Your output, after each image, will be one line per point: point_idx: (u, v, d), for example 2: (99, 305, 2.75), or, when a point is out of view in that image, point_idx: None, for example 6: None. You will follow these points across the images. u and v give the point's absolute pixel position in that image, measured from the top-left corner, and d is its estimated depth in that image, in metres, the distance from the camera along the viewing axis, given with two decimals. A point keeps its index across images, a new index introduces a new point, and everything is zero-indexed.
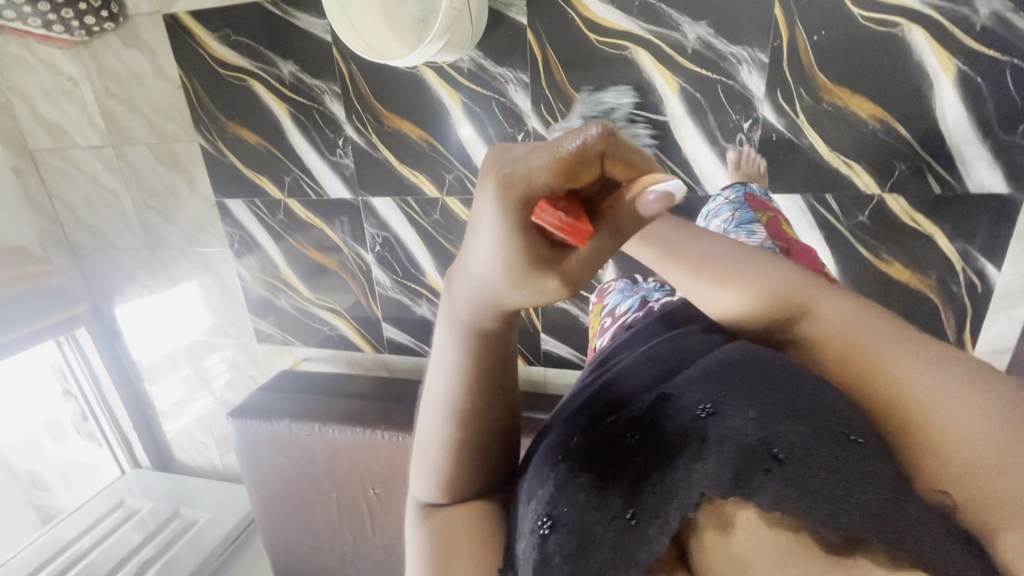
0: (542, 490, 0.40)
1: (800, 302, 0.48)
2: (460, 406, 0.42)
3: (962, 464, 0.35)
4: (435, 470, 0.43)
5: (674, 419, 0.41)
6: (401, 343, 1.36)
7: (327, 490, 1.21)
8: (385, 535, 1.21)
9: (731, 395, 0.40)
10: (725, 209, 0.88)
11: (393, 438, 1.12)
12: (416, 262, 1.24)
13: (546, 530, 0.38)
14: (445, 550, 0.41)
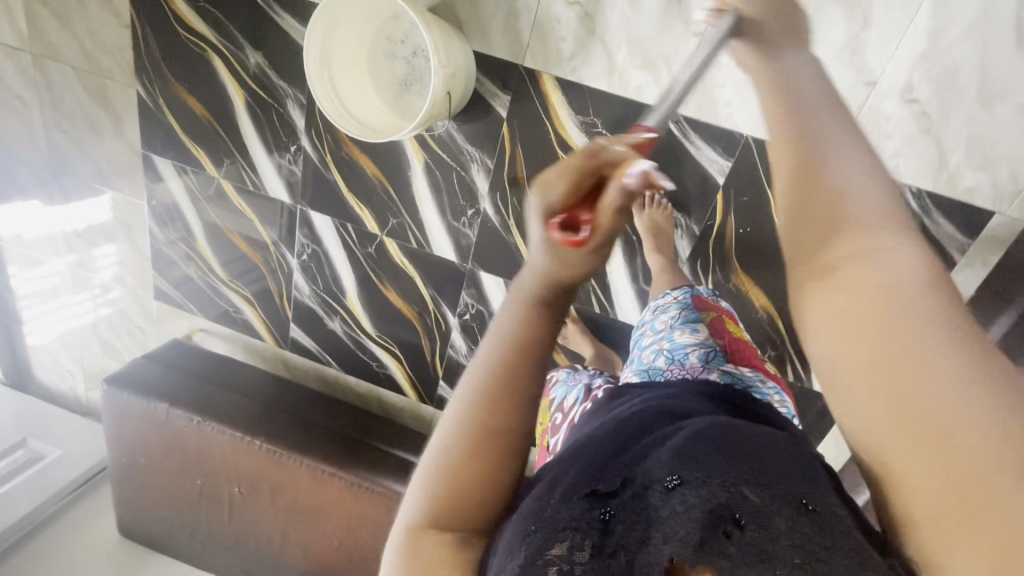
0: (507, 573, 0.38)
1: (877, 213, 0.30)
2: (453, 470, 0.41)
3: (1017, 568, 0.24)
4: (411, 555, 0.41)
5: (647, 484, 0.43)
6: (304, 346, 1.38)
7: (192, 475, 1.23)
8: (239, 528, 1.26)
9: (695, 460, 0.42)
10: (670, 309, 0.88)
11: (269, 450, 1.16)
12: (339, 282, 1.27)
13: None
14: None
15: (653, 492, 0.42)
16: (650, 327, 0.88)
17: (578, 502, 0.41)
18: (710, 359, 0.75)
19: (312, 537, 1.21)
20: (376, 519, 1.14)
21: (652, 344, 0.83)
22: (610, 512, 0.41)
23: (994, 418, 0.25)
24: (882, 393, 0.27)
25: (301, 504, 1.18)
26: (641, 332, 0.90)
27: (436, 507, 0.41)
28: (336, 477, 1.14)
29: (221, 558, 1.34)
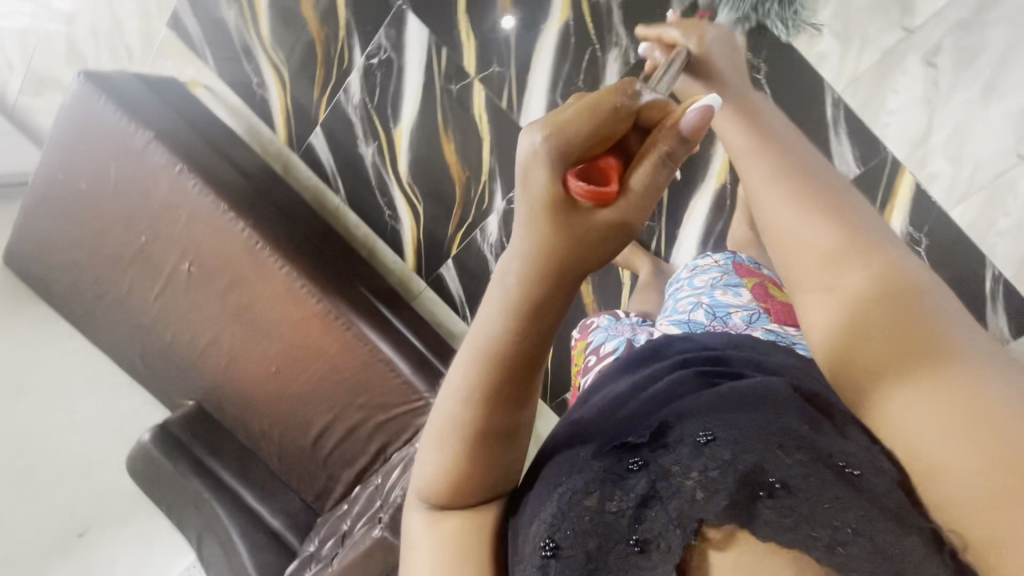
0: (538, 519, 0.35)
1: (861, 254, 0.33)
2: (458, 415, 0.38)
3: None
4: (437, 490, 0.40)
5: (661, 438, 0.34)
6: (318, 159, 1.21)
7: (136, 230, 1.03)
8: (165, 309, 1.08)
9: (734, 417, 0.32)
10: (710, 269, 0.75)
11: (249, 239, 0.99)
12: (397, 105, 1.11)
13: (547, 554, 0.33)
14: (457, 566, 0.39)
15: (673, 448, 0.32)
16: (687, 284, 0.76)
17: (610, 457, 0.34)
18: (754, 321, 0.64)
19: (248, 353, 1.06)
20: (334, 361, 1.02)
21: (689, 296, 0.72)
22: (640, 463, 0.33)
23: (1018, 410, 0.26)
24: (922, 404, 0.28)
25: (256, 312, 1.02)
26: (675, 289, 0.78)
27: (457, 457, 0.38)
28: (312, 299, 1.00)
29: (120, 338, 1.14)
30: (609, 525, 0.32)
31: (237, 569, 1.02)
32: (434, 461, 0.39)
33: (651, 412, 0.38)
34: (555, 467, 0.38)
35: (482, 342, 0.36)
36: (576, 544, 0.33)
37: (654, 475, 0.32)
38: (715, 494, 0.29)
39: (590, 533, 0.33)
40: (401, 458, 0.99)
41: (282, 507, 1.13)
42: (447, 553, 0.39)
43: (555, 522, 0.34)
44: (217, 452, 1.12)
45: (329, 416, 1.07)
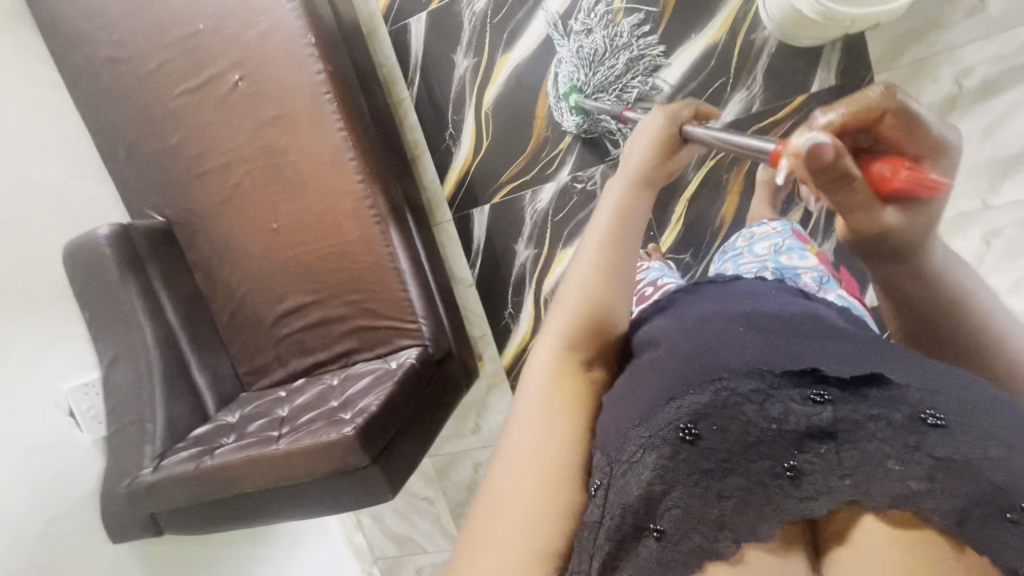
0: (689, 408, 0.35)
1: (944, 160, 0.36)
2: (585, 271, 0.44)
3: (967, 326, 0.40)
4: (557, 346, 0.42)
5: (843, 383, 0.34)
6: (407, 43, 1.12)
7: (198, 13, 0.90)
8: (186, 109, 0.95)
9: (946, 401, 0.32)
10: (769, 238, 0.79)
11: (318, 84, 0.89)
12: (515, 34, 1.06)
13: (686, 438, 0.34)
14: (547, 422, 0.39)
15: (862, 398, 0.33)
16: (746, 251, 0.79)
17: (791, 385, 0.34)
18: (825, 283, 0.67)
19: (257, 196, 0.97)
20: (346, 248, 0.95)
21: (753, 260, 0.74)
22: (823, 397, 0.34)
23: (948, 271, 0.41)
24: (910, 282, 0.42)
25: (289, 159, 0.93)
26: (731, 256, 0.82)
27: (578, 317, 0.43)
28: (355, 175, 0.91)
29: (119, 116, 0.99)
30: (760, 441, 0.33)
31: (143, 409, 0.91)
32: (563, 318, 0.43)
33: (790, 335, 0.38)
34: (685, 360, 0.38)
35: (611, 207, 0.46)
36: (717, 446, 0.34)
37: (832, 418, 0.33)
38: (912, 473, 0.30)
39: (734, 439, 0.33)
40: (371, 369, 0.94)
41: (211, 366, 1.03)
42: (544, 409, 0.39)
43: (705, 415, 0.34)
44: (169, 280, 1.00)
45: (309, 297, 0.99)
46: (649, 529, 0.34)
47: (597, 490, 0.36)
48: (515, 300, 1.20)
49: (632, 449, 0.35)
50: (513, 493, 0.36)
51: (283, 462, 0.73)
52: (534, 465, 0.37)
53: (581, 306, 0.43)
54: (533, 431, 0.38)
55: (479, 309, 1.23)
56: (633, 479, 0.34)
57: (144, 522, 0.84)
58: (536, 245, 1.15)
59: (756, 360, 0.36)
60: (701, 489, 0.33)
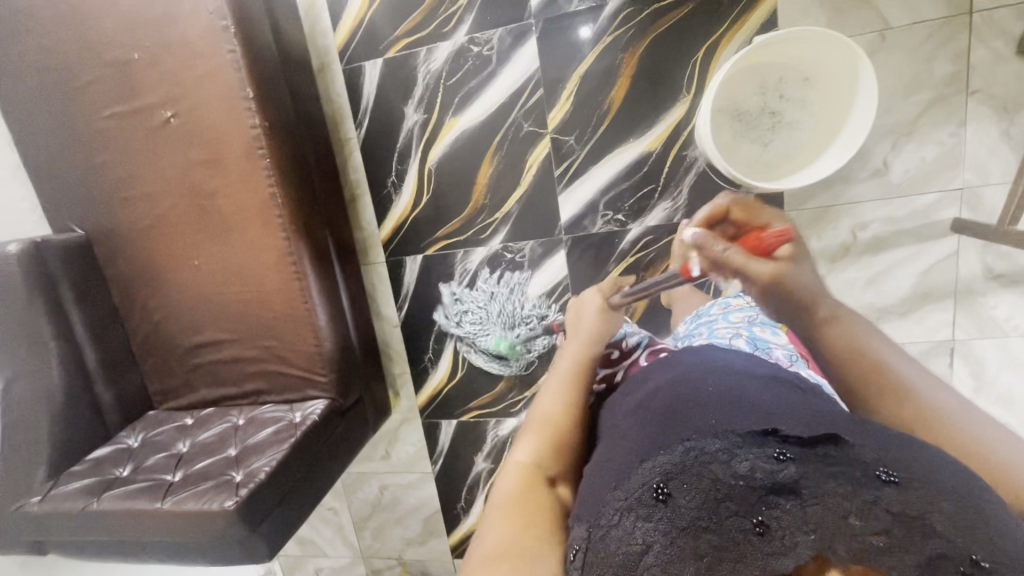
0: (654, 470, 0.45)
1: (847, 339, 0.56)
2: (541, 415, 0.63)
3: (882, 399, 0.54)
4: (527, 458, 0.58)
5: (793, 458, 0.43)
6: (359, 85, 1.11)
7: (135, 42, 0.87)
8: (114, 132, 0.93)
9: (883, 454, 0.41)
10: (745, 308, 0.84)
11: (252, 139, 0.89)
12: (467, 101, 1.07)
13: (658, 495, 0.44)
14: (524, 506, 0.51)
15: (808, 455, 0.43)
16: (721, 318, 0.83)
17: (755, 449, 0.44)
18: (795, 363, 0.67)
19: (180, 232, 0.96)
20: (266, 296, 0.97)
21: (726, 328, 0.78)
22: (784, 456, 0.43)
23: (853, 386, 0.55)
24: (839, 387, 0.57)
25: (217, 203, 0.93)
26: (705, 321, 0.86)
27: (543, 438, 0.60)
28: (281, 232, 0.93)
29: (43, 123, 0.96)
30: (727, 497, 0.42)
31: (38, 431, 0.92)
32: (530, 438, 0.60)
33: (744, 408, 0.49)
34: (660, 432, 0.50)
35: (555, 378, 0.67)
36: (685, 502, 0.43)
37: (792, 476, 0.42)
38: (873, 528, 0.37)
39: (702, 494, 0.43)
40: (276, 417, 0.97)
41: (120, 383, 1.05)
42: (519, 499, 0.52)
43: (673, 477, 0.44)
44: (82, 298, 1.00)
45: (225, 335, 1.01)
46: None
47: (579, 548, 0.44)
48: (436, 348, 1.25)
49: (611, 514, 0.44)
50: (477, 569, 0.44)
51: (165, 520, 0.77)
52: (503, 547, 0.46)
53: (545, 428, 0.61)
54: (495, 524, 0.49)
55: (400, 349, 1.27)
56: (615, 536, 0.43)
57: (31, 544, 0.88)
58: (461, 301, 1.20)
59: (713, 430, 0.47)
60: (679, 547, 0.41)
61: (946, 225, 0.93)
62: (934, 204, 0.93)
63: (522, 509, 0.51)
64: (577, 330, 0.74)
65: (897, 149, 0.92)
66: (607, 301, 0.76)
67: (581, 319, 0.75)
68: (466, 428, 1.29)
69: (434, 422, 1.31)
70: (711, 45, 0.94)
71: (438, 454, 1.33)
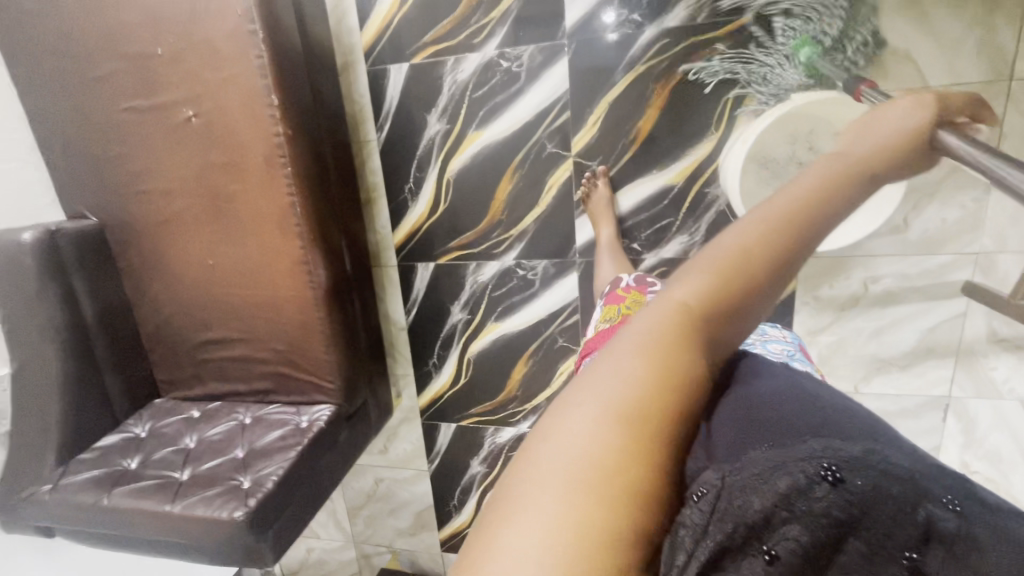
0: (815, 451, 0.33)
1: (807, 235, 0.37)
2: (753, 227, 0.37)
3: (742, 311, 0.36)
4: (698, 284, 0.36)
5: (995, 512, 0.29)
6: (383, 88, 1.09)
7: (159, 36, 0.85)
8: (132, 125, 0.91)
9: None
10: (778, 342, 0.85)
11: (273, 148, 0.87)
12: (493, 114, 1.05)
13: (825, 478, 0.31)
14: (662, 353, 0.34)
15: (1008, 517, 0.29)
16: (758, 344, 0.82)
17: (954, 480, 0.31)
18: None
19: (194, 230, 0.95)
20: (278, 301, 0.97)
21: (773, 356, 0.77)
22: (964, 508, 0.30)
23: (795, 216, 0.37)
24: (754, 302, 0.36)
25: (235, 206, 0.92)
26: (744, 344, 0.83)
27: (745, 265, 0.36)
28: (298, 240, 0.92)
29: (60, 109, 0.94)
30: (903, 510, 0.30)
31: (49, 417, 0.93)
32: (725, 244, 0.37)
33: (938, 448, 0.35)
34: (828, 418, 0.37)
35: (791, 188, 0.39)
36: (862, 489, 0.30)
37: (966, 531, 0.28)
38: None
39: (873, 503, 0.30)
40: (282, 420, 0.99)
41: (129, 372, 1.06)
42: (663, 350, 0.34)
43: (841, 460, 0.32)
44: (95, 288, 1.00)
45: (235, 334, 1.02)
46: (759, 549, 0.30)
47: (702, 490, 0.32)
48: (441, 353, 1.26)
49: (757, 467, 0.33)
50: (592, 410, 0.32)
51: (174, 522, 0.80)
52: (619, 407, 0.31)
53: (752, 242, 0.36)
54: (636, 357, 0.34)
55: (406, 352, 1.29)
56: (756, 491, 0.31)
57: (41, 529, 0.90)
58: (470, 312, 1.21)
59: (905, 445, 0.34)
60: (827, 534, 0.30)
61: (957, 286, 0.94)
62: (948, 264, 0.94)
63: (657, 361, 0.33)
64: (847, 141, 0.42)
65: (919, 208, 0.92)
66: (933, 127, 0.44)
67: (883, 127, 0.42)
68: (465, 431, 1.32)
69: (433, 424, 1.34)
70: (745, 85, 0.92)
71: (434, 453, 1.36)
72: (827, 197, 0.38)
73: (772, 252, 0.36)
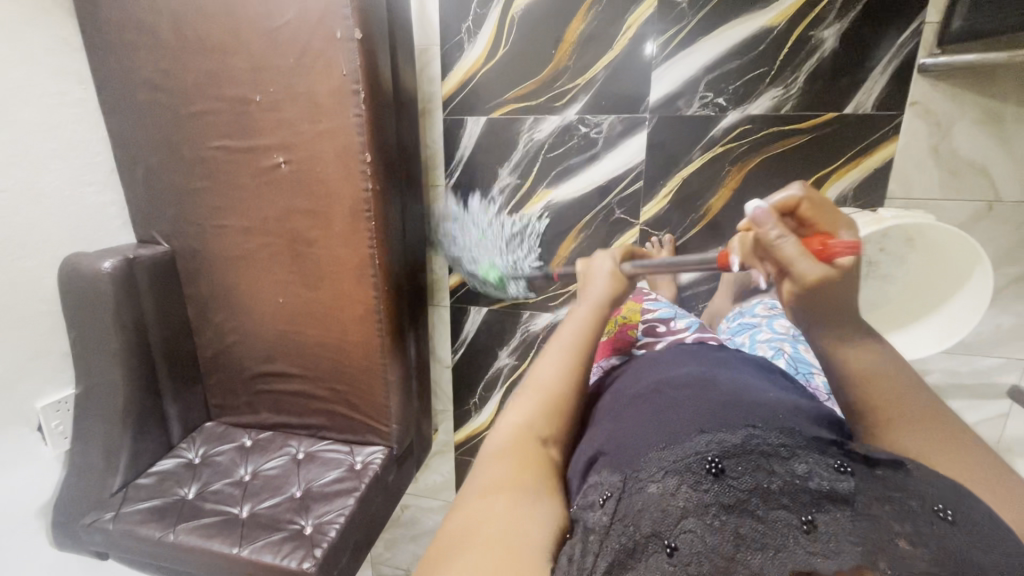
0: (678, 458, 0.45)
1: (578, 363, 0.62)
2: (546, 373, 0.60)
3: (552, 418, 0.57)
4: (524, 411, 0.57)
5: (852, 473, 0.41)
6: (458, 136, 1.11)
7: (260, 84, 0.86)
8: (220, 163, 0.93)
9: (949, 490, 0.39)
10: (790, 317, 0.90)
11: (359, 200, 0.89)
12: (565, 176, 1.08)
13: (712, 471, 0.43)
14: (518, 453, 0.52)
15: (873, 467, 0.41)
16: (764, 326, 0.91)
17: (815, 455, 0.43)
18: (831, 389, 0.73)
19: (269, 269, 0.98)
20: (343, 344, 0.99)
21: (771, 342, 0.86)
22: (849, 468, 0.42)
23: (563, 361, 0.61)
24: (556, 416, 0.57)
25: (312, 251, 0.94)
26: (751, 326, 0.93)
27: (549, 395, 0.58)
28: (371, 289, 0.94)
29: (148, 140, 0.95)
30: (773, 481, 0.41)
31: (112, 444, 0.94)
32: (532, 385, 0.60)
33: (787, 421, 0.49)
34: (711, 416, 0.50)
35: (563, 335, 0.65)
36: (739, 476, 0.42)
37: (850, 488, 0.40)
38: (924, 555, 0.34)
39: (755, 476, 0.42)
40: (336, 459, 1.01)
41: (185, 395, 1.07)
42: (517, 452, 0.52)
43: (724, 454, 0.44)
44: (163, 314, 1.01)
45: (295, 369, 1.04)
46: (661, 546, 0.40)
47: (608, 493, 0.46)
48: (483, 395, 1.29)
49: (655, 473, 0.45)
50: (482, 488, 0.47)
51: (241, 566, 0.82)
52: (499, 485, 0.47)
53: (551, 375, 0.60)
54: (502, 461, 0.50)
55: (448, 388, 1.31)
56: (654, 495, 0.43)
57: (98, 552, 0.92)
58: (517, 358, 1.23)
59: (779, 430, 0.46)
60: (719, 518, 0.40)
61: (1003, 388, 0.97)
62: (997, 367, 0.97)
63: (511, 459, 0.51)
64: (585, 293, 0.71)
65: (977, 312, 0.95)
66: (621, 270, 0.72)
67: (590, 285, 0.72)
68: None
69: (466, 459, 1.36)
70: (820, 177, 0.95)
71: None
72: (577, 338, 0.64)
73: (563, 382, 0.59)
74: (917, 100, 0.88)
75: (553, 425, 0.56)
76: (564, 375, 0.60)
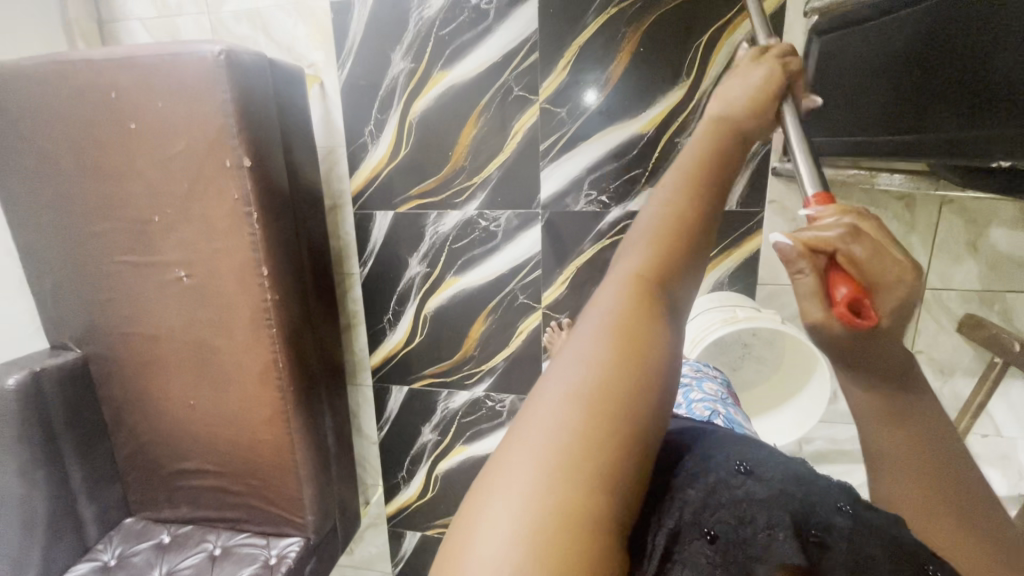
0: (725, 463, 0.36)
1: (714, 172, 0.35)
2: (671, 190, 0.34)
3: (673, 249, 0.32)
4: (626, 268, 0.32)
5: (856, 517, 0.33)
6: (368, 229, 1.16)
7: (157, 206, 0.90)
8: (125, 276, 0.96)
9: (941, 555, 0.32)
10: (714, 382, 0.77)
11: (261, 310, 0.93)
12: (470, 264, 1.13)
13: (743, 473, 0.35)
14: (620, 329, 0.28)
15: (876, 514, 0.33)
16: (696, 386, 0.74)
17: (832, 486, 0.35)
18: None
19: (178, 373, 1.00)
20: (254, 441, 1.02)
21: (705, 400, 0.69)
22: (852, 510, 0.34)
23: (695, 181, 0.34)
24: (671, 261, 0.31)
25: (217, 357, 0.98)
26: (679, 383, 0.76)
27: (669, 232, 0.32)
28: (279, 390, 0.98)
29: (54, 255, 0.98)
30: (793, 498, 0.34)
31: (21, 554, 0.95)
32: (644, 219, 0.34)
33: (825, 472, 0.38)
34: (755, 443, 0.39)
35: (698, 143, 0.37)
36: (768, 483, 0.34)
37: (846, 525, 0.33)
38: None
39: (784, 483, 0.34)
40: (251, 554, 1.03)
41: (101, 496, 1.08)
42: (605, 334, 0.28)
43: (750, 462, 0.36)
44: (74, 421, 1.03)
45: (210, 466, 1.06)
46: (700, 532, 0.33)
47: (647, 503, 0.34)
48: (410, 468, 1.32)
49: (692, 467, 0.36)
50: (520, 447, 0.25)
51: None
52: (570, 395, 0.26)
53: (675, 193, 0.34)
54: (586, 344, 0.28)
55: (376, 463, 1.34)
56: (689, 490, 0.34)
57: None
58: (439, 433, 1.27)
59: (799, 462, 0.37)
60: (745, 535, 0.32)
61: None
62: None
63: (594, 350, 0.28)
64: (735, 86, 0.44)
65: None
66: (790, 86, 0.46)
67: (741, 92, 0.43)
68: (429, 540, 1.37)
69: (399, 530, 1.38)
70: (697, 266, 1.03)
71: (398, 558, 1.41)
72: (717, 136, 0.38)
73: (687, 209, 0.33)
74: (774, 198, 0.97)
75: (669, 265, 0.31)
76: (698, 196, 0.34)
